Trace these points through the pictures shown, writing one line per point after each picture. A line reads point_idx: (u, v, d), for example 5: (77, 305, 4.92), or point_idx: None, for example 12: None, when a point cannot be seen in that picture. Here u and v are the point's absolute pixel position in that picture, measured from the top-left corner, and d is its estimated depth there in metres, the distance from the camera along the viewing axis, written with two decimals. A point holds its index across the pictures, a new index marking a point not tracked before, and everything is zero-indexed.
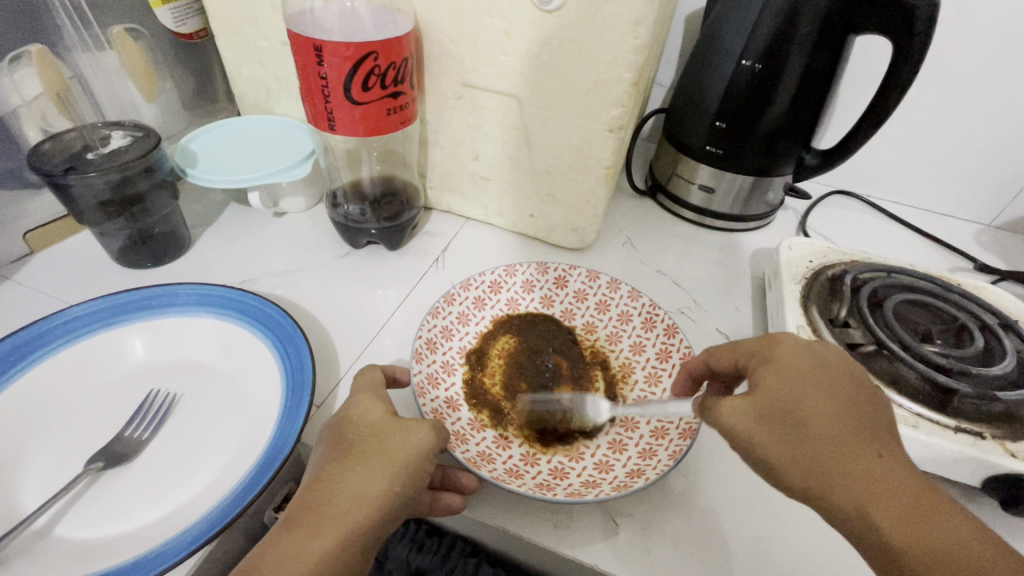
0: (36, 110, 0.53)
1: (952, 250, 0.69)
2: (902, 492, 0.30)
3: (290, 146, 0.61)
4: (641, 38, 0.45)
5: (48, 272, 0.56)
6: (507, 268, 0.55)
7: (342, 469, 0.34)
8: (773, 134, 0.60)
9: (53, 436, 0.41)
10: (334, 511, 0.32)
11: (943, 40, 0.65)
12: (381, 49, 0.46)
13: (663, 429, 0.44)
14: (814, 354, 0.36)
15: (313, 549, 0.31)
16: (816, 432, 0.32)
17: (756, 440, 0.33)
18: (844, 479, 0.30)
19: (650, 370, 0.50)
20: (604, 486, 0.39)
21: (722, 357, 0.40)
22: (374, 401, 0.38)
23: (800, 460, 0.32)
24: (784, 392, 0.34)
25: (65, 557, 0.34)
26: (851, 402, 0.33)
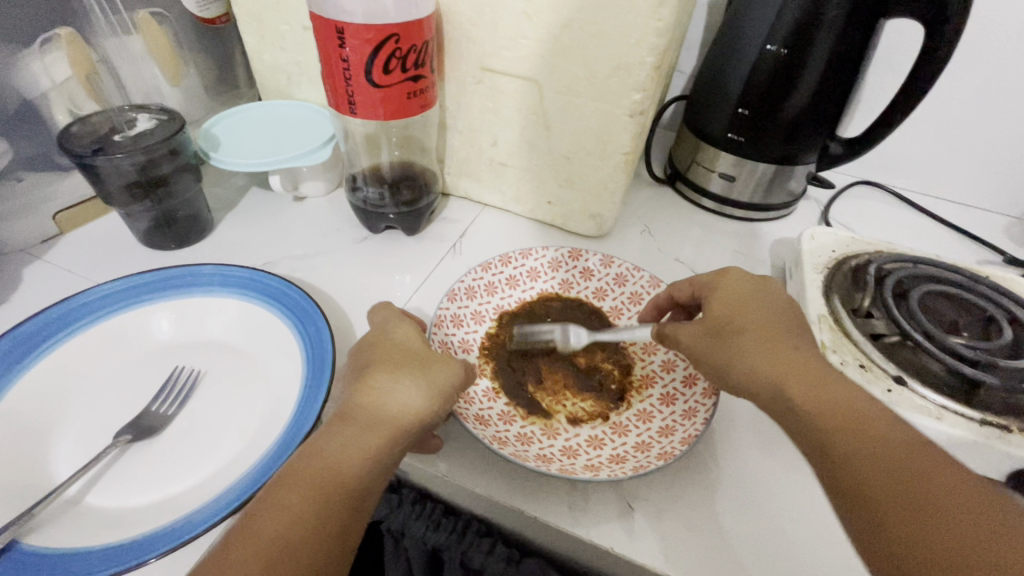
0: (65, 94, 0.54)
1: (979, 242, 0.68)
2: (858, 427, 0.33)
3: (313, 128, 0.62)
4: (665, 19, 0.44)
5: (76, 252, 0.58)
6: (522, 250, 0.55)
7: (391, 380, 0.37)
8: (797, 121, 0.59)
9: (85, 410, 0.42)
10: (384, 414, 0.35)
11: (978, 24, 0.63)
12: (402, 32, 0.46)
13: (692, 410, 0.44)
14: (757, 280, 0.44)
15: (366, 445, 0.34)
16: (747, 340, 0.40)
17: (706, 352, 0.41)
18: (780, 367, 0.37)
19: (665, 363, 0.49)
20: (654, 459, 0.40)
21: (683, 288, 0.48)
22: (411, 330, 0.42)
23: (722, 357, 0.40)
24: (727, 310, 0.42)
25: (96, 524, 0.35)
26: (779, 311, 0.41)
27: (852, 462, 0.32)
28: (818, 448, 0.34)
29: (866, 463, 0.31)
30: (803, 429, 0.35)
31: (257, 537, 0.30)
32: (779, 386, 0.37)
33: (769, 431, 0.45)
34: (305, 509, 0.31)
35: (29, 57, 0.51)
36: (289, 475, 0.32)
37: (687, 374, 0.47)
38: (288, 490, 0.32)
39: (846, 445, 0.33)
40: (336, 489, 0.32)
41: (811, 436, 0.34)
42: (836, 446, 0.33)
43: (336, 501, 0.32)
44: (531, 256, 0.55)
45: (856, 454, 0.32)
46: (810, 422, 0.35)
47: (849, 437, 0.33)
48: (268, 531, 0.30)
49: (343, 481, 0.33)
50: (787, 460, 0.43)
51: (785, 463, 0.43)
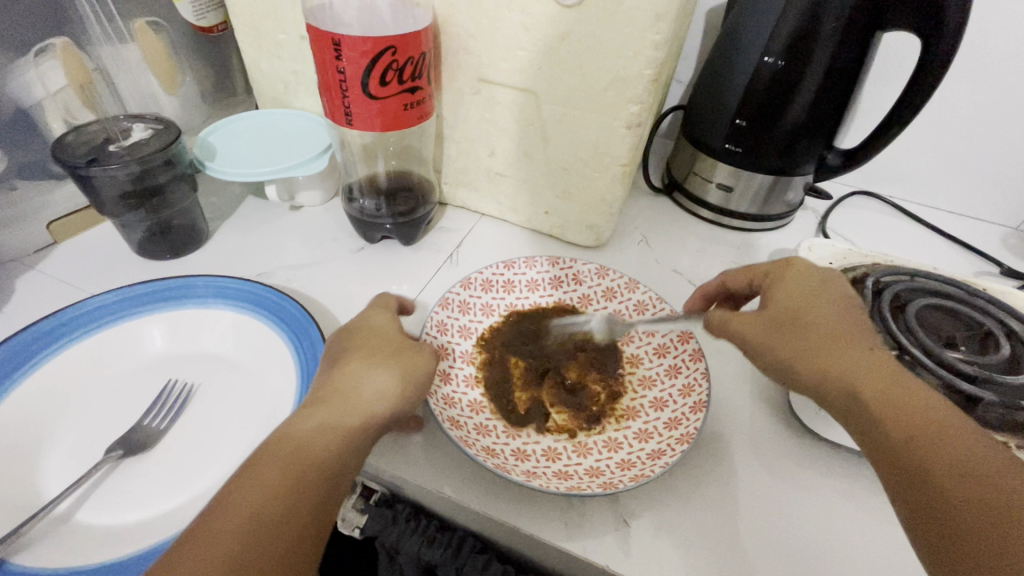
0: (60, 102, 0.54)
1: (977, 253, 0.68)
2: (934, 430, 0.32)
3: (306, 143, 0.61)
4: (662, 33, 0.44)
5: (70, 262, 0.57)
6: (553, 257, 0.56)
7: (365, 362, 0.38)
8: (795, 133, 0.59)
9: (76, 424, 0.42)
10: (359, 395, 0.36)
11: (975, 37, 0.63)
12: (400, 44, 0.46)
13: (659, 452, 0.41)
14: (821, 276, 0.43)
15: (339, 423, 0.34)
16: (816, 334, 0.38)
17: (765, 342, 0.40)
18: (850, 366, 0.36)
19: (655, 400, 0.47)
20: (592, 487, 0.38)
21: (739, 277, 0.48)
22: (387, 318, 0.43)
23: (794, 352, 0.38)
24: (791, 302, 0.41)
25: (85, 542, 0.35)
26: (845, 308, 0.40)
27: (915, 464, 0.31)
28: (885, 451, 0.33)
29: (936, 466, 0.30)
30: (865, 417, 0.34)
31: (232, 509, 0.29)
32: (847, 383, 0.35)
33: (766, 446, 0.45)
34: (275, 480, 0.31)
35: (23, 67, 0.51)
36: (263, 449, 0.32)
37: (673, 417, 0.44)
38: (259, 463, 0.31)
39: (914, 446, 0.32)
40: (307, 463, 0.32)
41: (876, 434, 0.33)
42: (906, 445, 0.32)
43: (307, 478, 0.32)
44: (563, 263, 0.56)
45: (929, 456, 0.31)
46: (875, 421, 0.34)
47: (921, 439, 0.32)
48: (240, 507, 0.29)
49: (314, 457, 0.32)
50: (784, 476, 0.43)
51: (782, 479, 0.42)
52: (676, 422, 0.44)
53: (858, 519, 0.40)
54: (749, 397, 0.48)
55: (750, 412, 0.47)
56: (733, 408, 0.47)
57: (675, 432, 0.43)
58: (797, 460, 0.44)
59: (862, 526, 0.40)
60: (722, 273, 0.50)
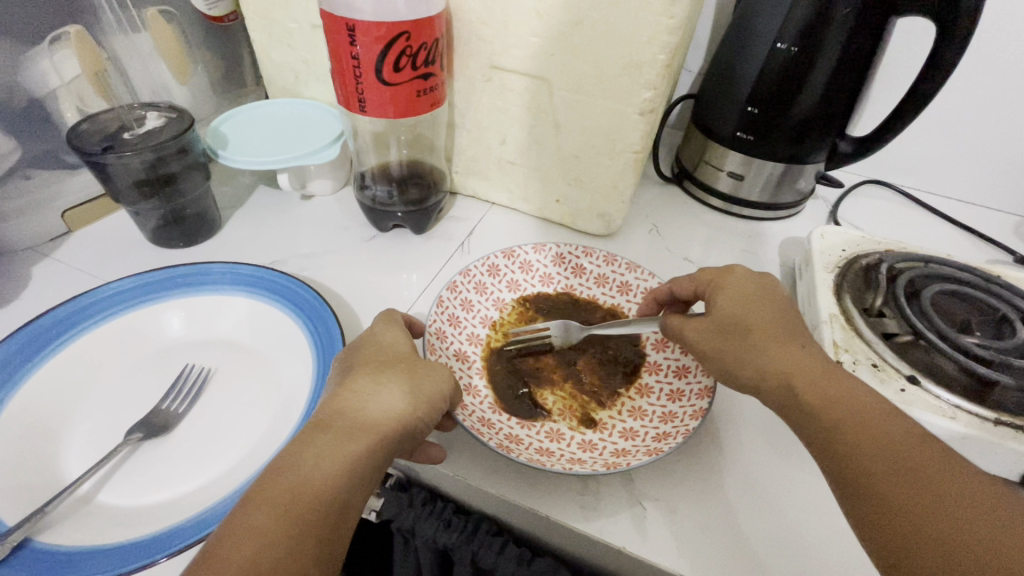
0: (74, 91, 0.54)
1: (989, 241, 0.67)
2: (861, 419, 0.33)
3: (314, 133, 0.61)
4: (676, 17, 0.44)
5: (85, 250, 0.58)
6: (584, 248, 0.55)
7: (371, 381, 0.37)
8: (807, 120, 0.58)
9: (96, 407, 0.42)
10: (364, 416, 0.35)
11: (990, 22, 0.62)
12: (413, 29, 0.46)
13: (665, 434, 0.42)
14: (756, 279, 0.44)
15: (344, 451, 0.33)
16: (758, 338, 0.39)
17: (713, 350, 0.41)
18: (785, 364, 0.37)
19: (671, 391, 0.46)
20: (591, 463, 0.39)
21: (685, 286, 0.47)
22: (398, 334, 0.42)
23: (748, 361, 0.39)
24: (732, 307, 0.41)
25: (107, 522, 0.35)
26: (778, 308, 0.41)
27: (858, 461, 0.32)
28: (824, 441, 0.34)
29: (862, 462, 0.32)
30: (803, 415, 0.35)
31: (235, 546, 0.29)
32: (784, 380, 0.37)
33: (780, 429, 0.45)
34: (276, 524, 0.30)
35: (36, 55, 0.51)
36: (265, 487, 0.31)
37: (676, 413, 0.44)
38: (262, 505, 0.31)
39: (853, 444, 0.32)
40: (316, 503, 0.31)
41: (820, 433, 0.34)
42: (845, 443, 0.33)
43: (310, 512, 0.31)
44: (595, 256, 0.55)
45: (870, 457, 0.32)
46: (818, 420, 0.34)
47: (851, 435, 0.33)
48: (234, 553, 0.29)
49: (317, 497, 0.31)
50: (801, 460, 0.43)
51: (797, 463, 0.42)
52: (677, 394, 0.45)
53: None
54: None
55: None
56: (747, 394, 0.47)
57: (665, 426, 0.43)
58: None
59: None
60: (671, 277, 0.48)
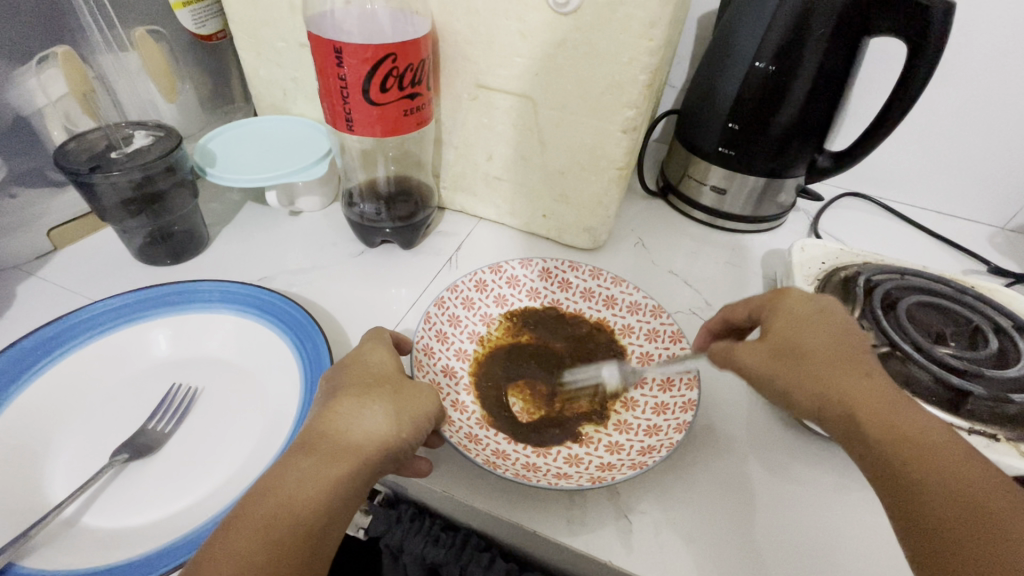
0: (60, 110, 0.54)
1: (964, 252, 0.69)
2: (918, 448, 0.33)
3: (301, 151, 0.61)
4: (656, 40, 0.46)
5: (71, 269, 0.57)
6: (569, 263, 0.56)
7: (356, 404, 0.36)
8: (786, 136, 0.60)
9: (81, 427, 0.42)
10: (349, 440, 0.35)
11: (959, 42, 0.65)
12: (399, 51, 0.47)
13: (649, 447, 0.43)
14: (816, 305, 0.42)
15: (326, 476, 0.33)
16: (819, 364, 0.38)
17: (769, 372, 0.39)
18: (846, 394, 0.36)
19: (656, 404, 0.47)
20: (578, 477, 0.40)
21: (739, 311, 0.46)
22: (387, 356, 0.41)
23: (805, 387, 0.37)
24: (789, 333, 0.40)
25: (93, 544, 0.35)
26: (840, 336, 0.39)
27: (923, 494, 0.31)
28: (890, 479, 0.33)
29: (930, 495, 0.31)
30: (865, 445, 0.34)
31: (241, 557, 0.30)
32: (845, 411, 0.36)
33: (761, 441, 0.46)
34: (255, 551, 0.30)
35: (24, 74, 0.52)
36: (246, 511, 0.32)
37: (660, 427, 0.44)
38: (241, 530, 0.31)
39: (916, 473, 0.32)
40: (298, 526, 0.31)
41: (882, 462, 0.33)
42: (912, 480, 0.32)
43: (292, 536, 0.31)
44: (580, 270, 0.56)
45: (934, 495, 0.31)
46: (877, 448, 0.34)
47: (916, 464, 0.32)
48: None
49: (301, 520, 0.32)
50: (783, 471, 0.43)
51: (777, 474, 0.43)
52: (662, 407, 0.46)
53: (852, 511, 0.41)
54: (745, 394, 0.49)
55: (745, 410, 0.48)
56: (729, 406, 0.48)
57: (650, 440, 0.43)
58: (795, 455, 0.45)
59: (856, 518, 0.41)
60: (723, 307, 0.47)
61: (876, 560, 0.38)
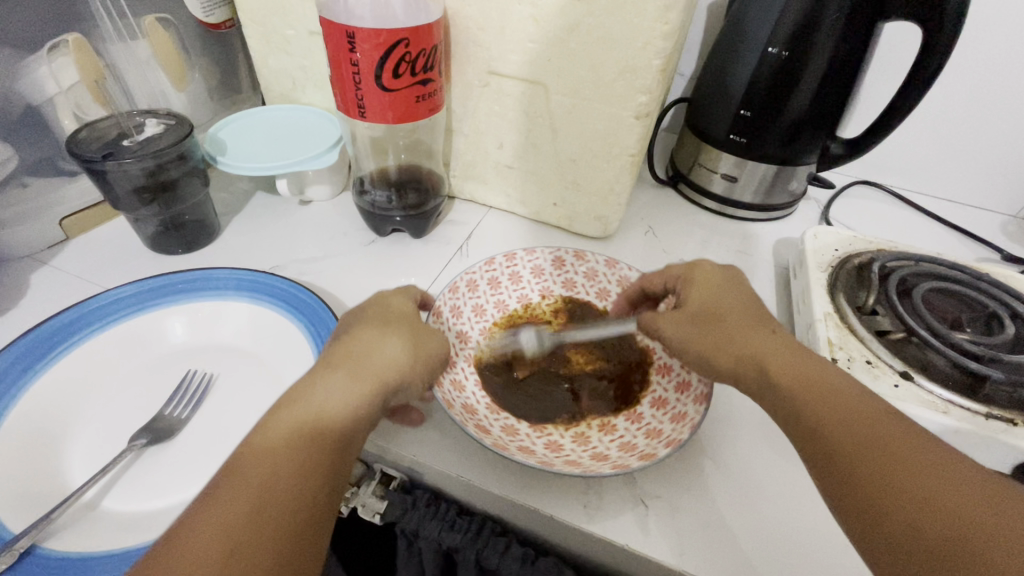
0: (71, 98, 0.54)
1: (977, 239, 0.69)
2: (851, 410, 0.33)
3: (309, 137, 0.61)
4: (671, 23, 0.45)
5: (83, 258, 0.58)
6: (608, 261, 0.54)
7: (380, 334, 0.39)
8: (798, 122, 0.59)
9: (100, 413, 0.42)
10: (377, 360, 0.37)
11: (974, 28, 0.64)
12: (412, 36, 0.46)
13: (631, 449, 0.41)
14: (724, 274, 0.45)
15: (353, 391, 0.35)
16: (731, 327, 0.40)
17: (689, 339, 0.41)
18: (755, 350, 0.38)
19: (668, 411, 0.44)
20: (554, 460, 0.40)
21: (655, 279, 0.49)
22: (405, 299, 0.44)
23: (722, 350, 0.39)
24: (705, 299, 0.43)
25: (114, 528, 0.35)
26: (744, 299, 0.43)
27: (854, 471, 0.31)
28: (820, 452, 0.32)
29: (865, 471, 0.30)
30: (787, 404, 0.35)
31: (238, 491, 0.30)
32: (760, 367, 0.37)
33: (776, 426, 0.45)
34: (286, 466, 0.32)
35: (34, 62, 0.51)
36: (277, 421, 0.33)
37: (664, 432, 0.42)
38: (273, 443, 0.32)
39: (844, 442, 0.32)
40: (326, 434, 0.33)
41: (814, 436, 0.33)
42: (828, 440, 0.32)
43: (321, 444, 0.33)
44: (616, 269, 0.54)
45: (861, 455, 0.31)
46: (797, 416, 0.34)
47: (844, 436, 0.32)
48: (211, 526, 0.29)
49: (327, 432, 0.33)
50: (798, 456, 0.43)
51: (792, 458, 0.43)
52: (674, 415, 0.43)
53: None
54: None
55: None
56: (743, 393, 0.48)
57: (643, 444, 0.42)
58: None
59: None
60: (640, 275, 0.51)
61: None
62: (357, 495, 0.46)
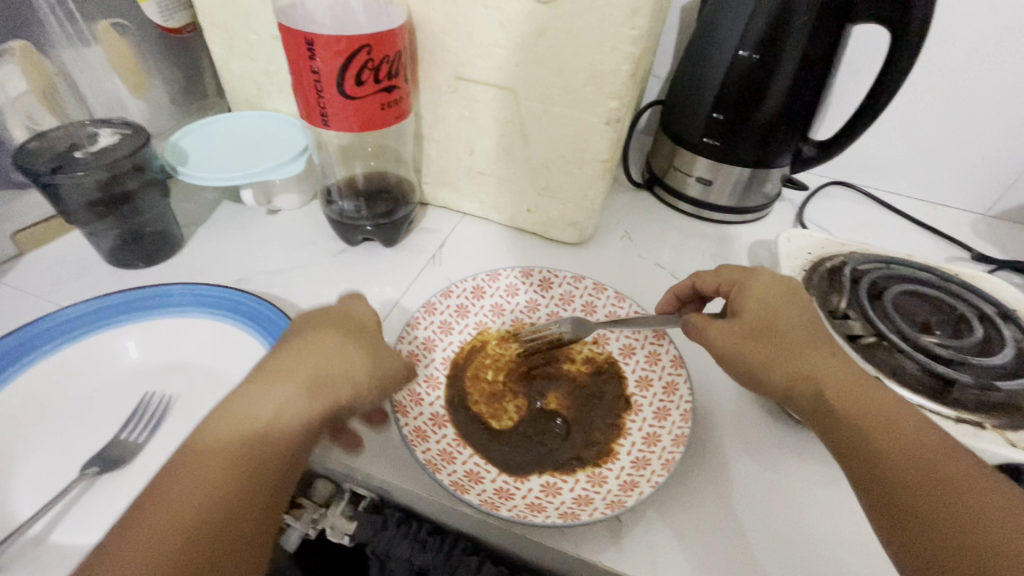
0: (21, 107, 0.52)
1: (948, 239, 0.69)
2: (895, 424, 0.34)
3: (268, 154, 0.59)
4: (638, 28, 0.44)
5: (38, 273, 0.55)
6: (596, 285, 0.53)
7: (332, 348, 0.37)
8: (771, 125, 0.59)
9: (50, 439, 0.40)
10: (326, 376, 0.36)
11: (942, 29, 0.64)
12: (374, 42, 0.45)
13: (586, 498, 0.39)
14: (782, 285, 0.43)
15: (295, 412, 0.34)
16: (786, 342, 0.39)
17: (741, 351, 0.40)
18: (821, 370, 0.37)
19: (636, 458, 0.42)
20: (497, 503, 0.38)
21: (708, 279, 0.48)
22: (362, 304, 0.43)
23: (775, 366, 0.38)
24: (758, 310, 0.41)
25: (61, 564, 0.34)
26: (807, 316, 0.41)
27: (890, 472, 0.32)
28: (855, 455, 0.34)
29: (896, 474, 0.32)
30: (834, 416, 0.35)
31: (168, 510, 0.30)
32: (815, 385, 0.37)
33: (750, 434, 0.45)
34: (226, 476, 0.31)
35: None
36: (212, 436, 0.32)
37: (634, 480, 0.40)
38: (211, 450, 0.32)
39: (881, 449, 0.33)
40: (262, 453, 0.33)
41: (852, 438, 0.34)
42: (874, 449, 0.33)
43: (257, 465, 0.32)
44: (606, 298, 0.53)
45: (897, 462, 0.32)
46: (840, 422, 0.35)
47: (884, 442, 0.33)
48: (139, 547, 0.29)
49: (263, 452, 0.33)
50: (771, 463, 0.43)
51: (767, 468, 0.43)
52: (642, 462, 0.41)
53: (841, 503, 0.41)
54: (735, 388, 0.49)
55: (733, 403, 0.47)
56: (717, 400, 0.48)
57: (601, 495, 0.39)
58: (783, 446, 0.44)
59: (845, 509, 0.40)
60: (693, 273, 0.49)
61: (866, 553, 0.38)
62: (327, 516, 0.45)
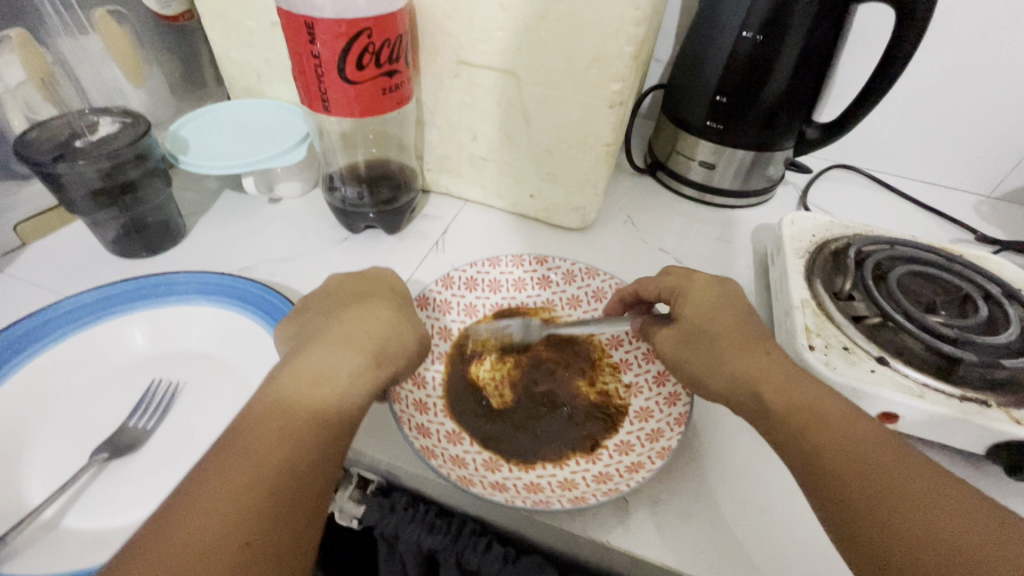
0: (20, 97, 0.51)
1: (952, 221, 0.69)
2: (840, 427, 0.33)
3: (254, 147, 0.58)
4: (642, 9, 0.44)
5: (42, 264, 0.55)
6: (590, 269, 0.54)
7: (381, 309, 0.42)
8: (774, 108, 0.59)
9: (59, 427, 0.41)
10: (379, 333, 0.40)
11: (949, 8, 0.64)
12: (375, 25, 0.45)
13: (567, 485, 0.39)
14: (722, 289, 0.44)
15: (360, 362, 0.38)
16: (723, 345, 0.40)
17: (684, 359, 0.42)
18: (756, 370, 0.38)
19: (597, 473, 0.40)
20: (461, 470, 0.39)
21: (649, 288, 0.47)
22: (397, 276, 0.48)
23: (709, 369, 0.40)
24: (697, 315, 0.42)
25: (74, 548, 0.34)
26: (741, 320, 0.41)
27: (837, 473, 0.31)
28: (804, 464, 0.33)
29: (836, 470, 0.31)
30: (769, 416, 0.36)
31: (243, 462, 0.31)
32: (751, 386, 0.37)
33: None
34: (302, 431, 0.33)
35: None
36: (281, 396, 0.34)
37: (637, 460, 0.41)
38: (284, 410, 0.34)
39: (827, 452, 0.32)
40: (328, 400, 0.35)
41: (792, 443, 0.34)
42: (812, 449, 0.33)
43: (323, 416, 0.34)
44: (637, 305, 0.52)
45: (851, 462, 0.31)
46: (777, 422, 0.35)
47: (831, 444, 0.32)
48: (214, 506, 0.29)
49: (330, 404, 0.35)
50: None
51: (772, 448, 0.43)
52: (605, 476, 0.40)
53: None
54: None
55: None
56: None
57: (564, 489, 0.39)
58: None
59: None
60: (636, 280, 0.49)
61: None
62: (336, 500, 0.46)
